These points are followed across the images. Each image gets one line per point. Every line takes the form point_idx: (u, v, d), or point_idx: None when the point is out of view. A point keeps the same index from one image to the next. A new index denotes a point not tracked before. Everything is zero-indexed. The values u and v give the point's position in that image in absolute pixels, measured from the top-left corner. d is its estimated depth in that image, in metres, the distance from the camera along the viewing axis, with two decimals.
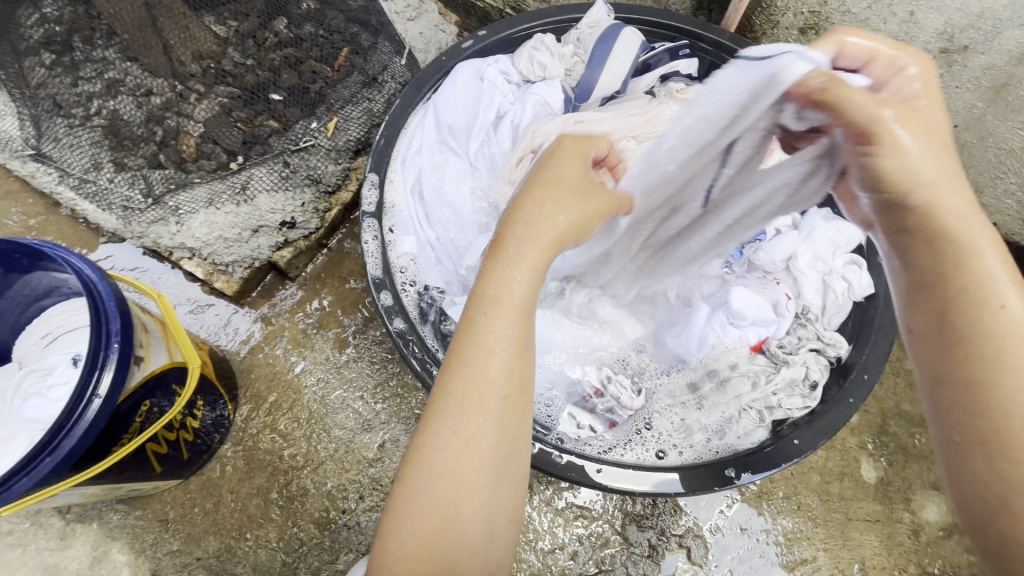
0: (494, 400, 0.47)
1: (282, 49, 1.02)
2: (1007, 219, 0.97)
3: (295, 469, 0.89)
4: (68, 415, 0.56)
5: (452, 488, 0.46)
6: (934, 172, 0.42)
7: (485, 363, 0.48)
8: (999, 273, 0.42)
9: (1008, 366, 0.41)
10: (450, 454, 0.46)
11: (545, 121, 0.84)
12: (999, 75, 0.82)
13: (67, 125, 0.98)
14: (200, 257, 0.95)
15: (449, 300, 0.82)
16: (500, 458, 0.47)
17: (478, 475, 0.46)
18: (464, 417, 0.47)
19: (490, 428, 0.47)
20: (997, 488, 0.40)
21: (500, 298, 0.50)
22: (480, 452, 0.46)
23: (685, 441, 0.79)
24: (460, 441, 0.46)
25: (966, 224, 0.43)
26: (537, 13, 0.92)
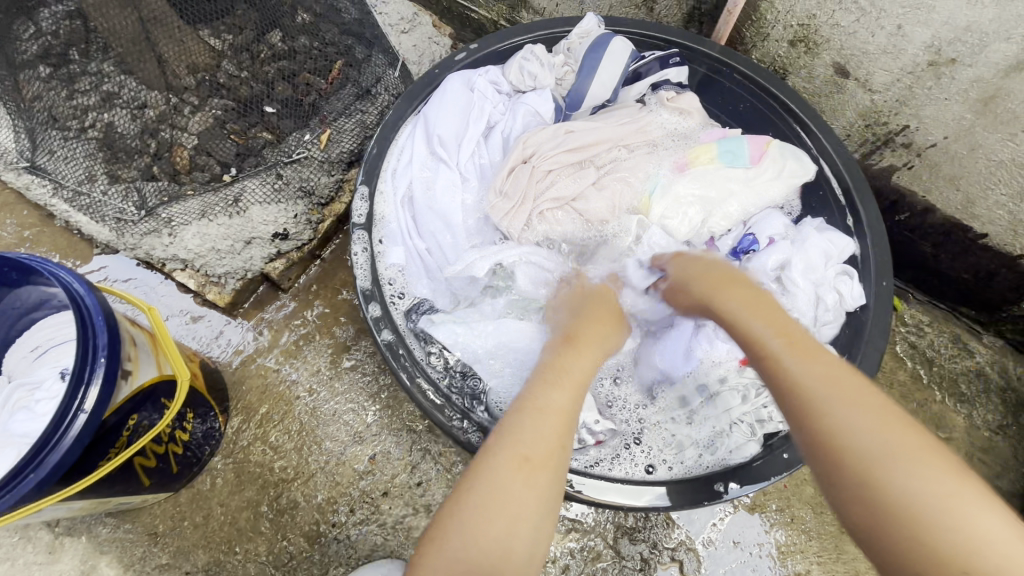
0: (558, 446, 0.54)
1: (277, 61, 1.03)
2: (998, 230, 0.96)
3: (285, 481, 0.89)
4: (52, 431, 0.56)
5: (513, 507, 0.50)
6: (691, 288, 0.71)
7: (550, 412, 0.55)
8: (761, 333, 0.59)
9: (786, 387, 0.54)
10: (525, 475, 0.52)
11: (536, 131, 0.85)
12: (987, 87, 0.82)
13: (62, 137, 0.98)
14: (192, 268, 0.95)
15: (427, 317, 0.82)
16: (551, 496, 0.53)
17: (537, 501, 0.52)
18: (537, 449, 0.53)
19: (555, 469, 0.53)
20: (825, 486, 0.50)
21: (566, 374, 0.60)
22: (543, 489, 0.52)
23: (674, 457, 0.79)
24: (522, 473, 0.52)
25: (724, 313, 0.64)
26: (527, 27, 0.92)
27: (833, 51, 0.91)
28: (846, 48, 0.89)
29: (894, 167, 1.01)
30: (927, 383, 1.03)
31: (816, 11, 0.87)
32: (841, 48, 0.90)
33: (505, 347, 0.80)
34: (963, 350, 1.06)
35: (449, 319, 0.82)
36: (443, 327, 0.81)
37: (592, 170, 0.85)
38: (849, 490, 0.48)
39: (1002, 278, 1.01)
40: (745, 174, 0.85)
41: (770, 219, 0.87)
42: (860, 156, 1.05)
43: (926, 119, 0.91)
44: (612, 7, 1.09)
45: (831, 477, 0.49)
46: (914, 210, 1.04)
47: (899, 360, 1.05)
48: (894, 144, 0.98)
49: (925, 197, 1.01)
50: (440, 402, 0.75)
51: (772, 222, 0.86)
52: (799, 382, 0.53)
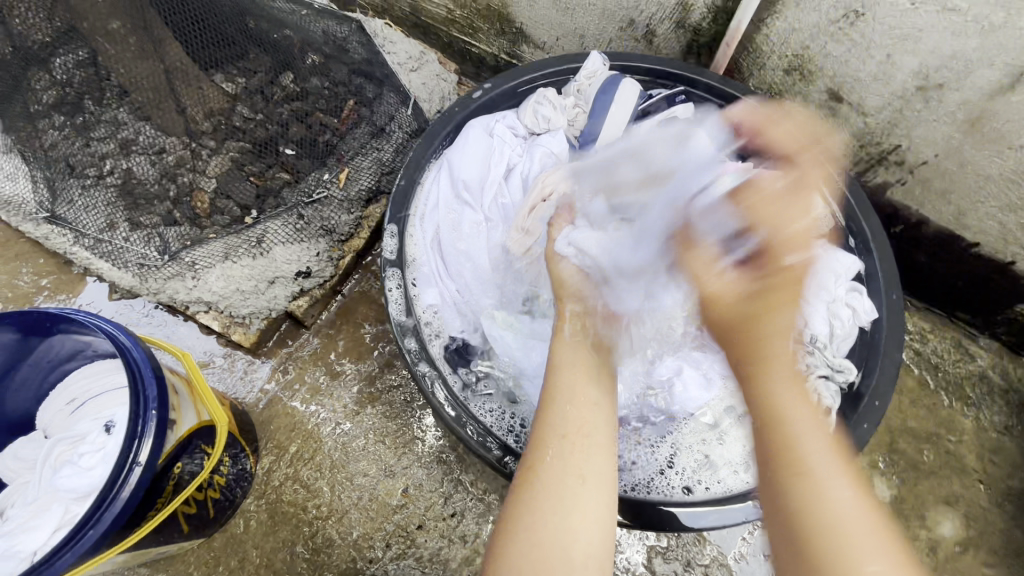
0: (558, 434, 0.58)
1: (290, 102, 1.06)
2: (988, 239, 1.02)
3: (319, 520, 0.89)
4: (109, 486, 0.57)
5: (528, 512, 0.54)
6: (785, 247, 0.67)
7: (549, 414, 0.60)
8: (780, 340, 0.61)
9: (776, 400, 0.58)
10: (535, 474, 0.56)
11: (552, 170, 0.89)
12: (973, 109, 0.88)
13: (80, 186, 0.99)
14: (217, 310, 0.96)
15: (486, 317, 0.86)
16: (571, 492, 0.55)
17: (547, 502, 0.54)
18: (533, 451, 0.58)
19: (581, 466, 0.56)
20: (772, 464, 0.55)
21: (562, 363, 0.66)
22: (559, 476, 0.55)
23: (711, 476, 0.80)
24: (544, 477, 0.56)
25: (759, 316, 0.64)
26: (538, 66, 0.96)
27: (826, 78, 0.98)
28: (839, 76, 0.96)
29: (888, 184, 1.07)
30: (935, 389, 1.07)
31: (810, 42, 0.94)
32: (833, 76, 0.96)
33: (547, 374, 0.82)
34: (965, 354, 1.11)
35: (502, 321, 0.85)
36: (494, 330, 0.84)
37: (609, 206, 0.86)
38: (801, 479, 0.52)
39: (995, 284, 1.06)
40: None
41: None
42: (856, 173, 1.10)
43: (916, 139, 0.97)
44: (611, 41, 1.15)
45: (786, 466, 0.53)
46: (909, 223, 1.10)
47: (907, 367, 1.08)
48: (887, 162, 1.03)
49: (919, 210, 1.07)
50: (482, 428, 0.77)
51: None
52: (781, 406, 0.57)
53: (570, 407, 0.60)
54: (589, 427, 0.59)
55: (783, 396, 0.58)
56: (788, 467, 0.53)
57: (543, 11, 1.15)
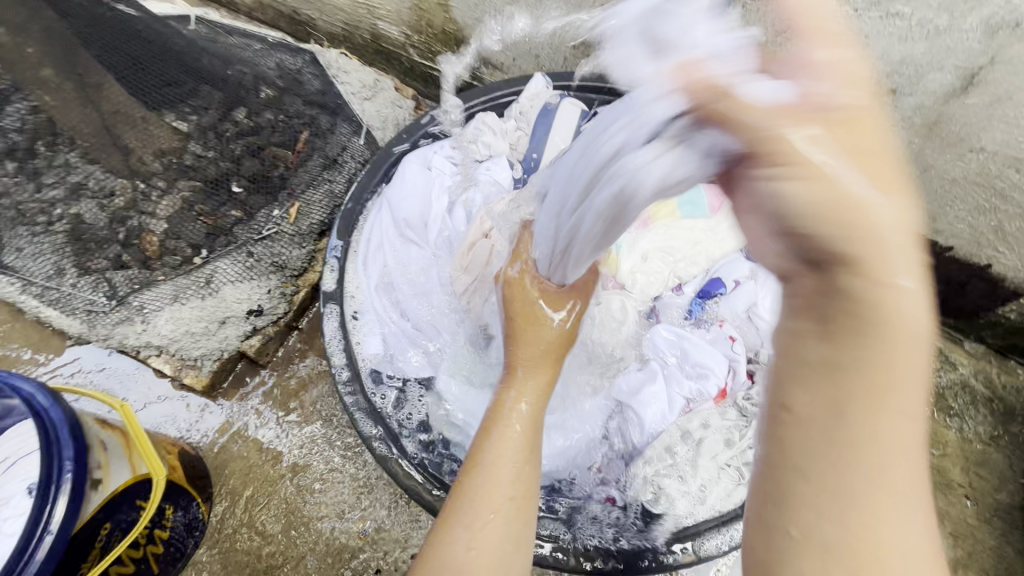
0: (514, 495, 0.53)
1: (244, 137, 1.04)
2: (962, 243, 0.99)
3: (274, 567, 0.86)
4: (17, 556, 0.53)
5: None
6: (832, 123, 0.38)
7: (491, 478, 0.53)
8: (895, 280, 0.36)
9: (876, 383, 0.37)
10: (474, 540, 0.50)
11: (497, 203, 0.86)
12: (930, 113, 0.86)
13: (29, 233, 0.97)
14: (168, 353, 0.95)
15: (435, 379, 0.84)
16: (505, 555, 0.50)
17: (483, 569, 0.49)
18: (474, 516, 0.51)
19: (511, 525, 0.51)
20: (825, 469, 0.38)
21: (516, 423, 0.58)
22: (496, 538, 0.50)
23: (682, 511, 0.74)
24: (476, 540, 0.50)
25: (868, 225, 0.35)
26: (480, 91, 0.95)
27: None
28: None
29: None
30: None
31: None
32: None
33: None
34: (946, 362, 1.07)
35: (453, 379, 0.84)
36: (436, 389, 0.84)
37: None
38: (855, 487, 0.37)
39: (973, 287, 1.03)
40: (708, 222, 0.89)
41: (734, 262, 0.89)
42: None
43: None
44: (566, 59, 1.13)
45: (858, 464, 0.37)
46: None
47: None
48: None
49: None
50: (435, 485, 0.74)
51: (737, 264, 0.88)
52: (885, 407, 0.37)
53: (507, 451, 0.56)
54: (530, 486, 0.55)
55: (913, 309, 0.36)
56: (802, 433, 0.39)
57: (497, 33, 1.14)
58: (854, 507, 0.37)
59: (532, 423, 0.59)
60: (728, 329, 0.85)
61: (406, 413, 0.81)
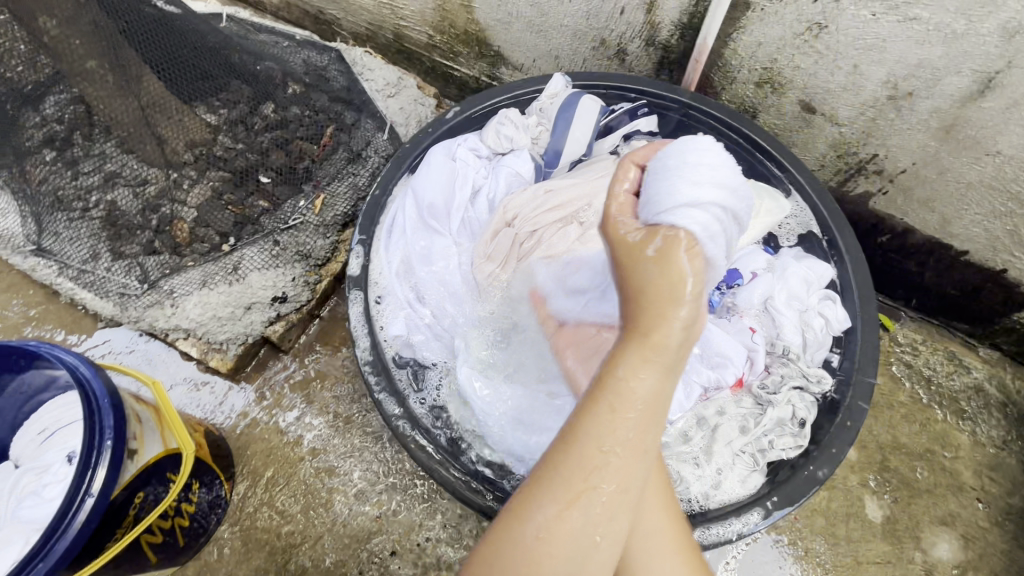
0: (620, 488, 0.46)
1: (271, 130, 1.07)
2: (978, 246, 1.00)
3: (293, 546, 0.89)
4: (61, 516, 0.58)
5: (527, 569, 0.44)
6: None
7: (591, 464, 0.45)
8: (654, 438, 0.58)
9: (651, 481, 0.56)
10: (549, 526, 0.45)
11: (517, 194, 0.91)
12: (946, 116, 0.87)
13: (67, 219, 1.02)
14: (195, 337, 0.98)
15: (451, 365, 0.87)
16: (590, 547, 0.45)
17: (552, 559, 0.45)
18: (554, 499, 0.45)
19: (603, 520, 0.46)
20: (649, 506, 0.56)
21: (641, 405, 0.47)
22: (575, 533, 0.45)
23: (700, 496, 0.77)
24: (552, 529, 0.45)
25: None
26: (503, 88, 0.99)
27: (797, 89, 0.96)
28: (810, 87, 0.94)
29: (869, 193, 1.05)
30: (928, 403, 1.03)
31: (777, 55, 0.92)
32: (804, 87, 0.95)
33: (509, 411, 0.81)
34: (960, 365, 1.07)
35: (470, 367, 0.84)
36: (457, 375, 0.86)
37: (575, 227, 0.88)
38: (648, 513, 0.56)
39: (988, 292, 1.04)
40: None
41: (752, 254, 0.91)
42: (837, 184, 1.08)
43: (893, 147, 0.95)
44: (586, 61, 1.16)
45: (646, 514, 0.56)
46: (894, 232, 1.08)
47: (897, 380, 1.05)
48: (867, 171, 1.01)
49: (903, 219, 1.04)
50: (455, 465, 0.77)
51: (753, 256, 0.91)
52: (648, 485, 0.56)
53: (620, 426, 0.46)
54: (631, 479, 0.46)
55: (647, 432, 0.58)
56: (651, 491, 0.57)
57: (518, 34, 1.16)
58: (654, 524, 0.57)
59: (650, 411, 0.47)
60: (748, 320, 0.87)
61: (430, 398, 0.84)
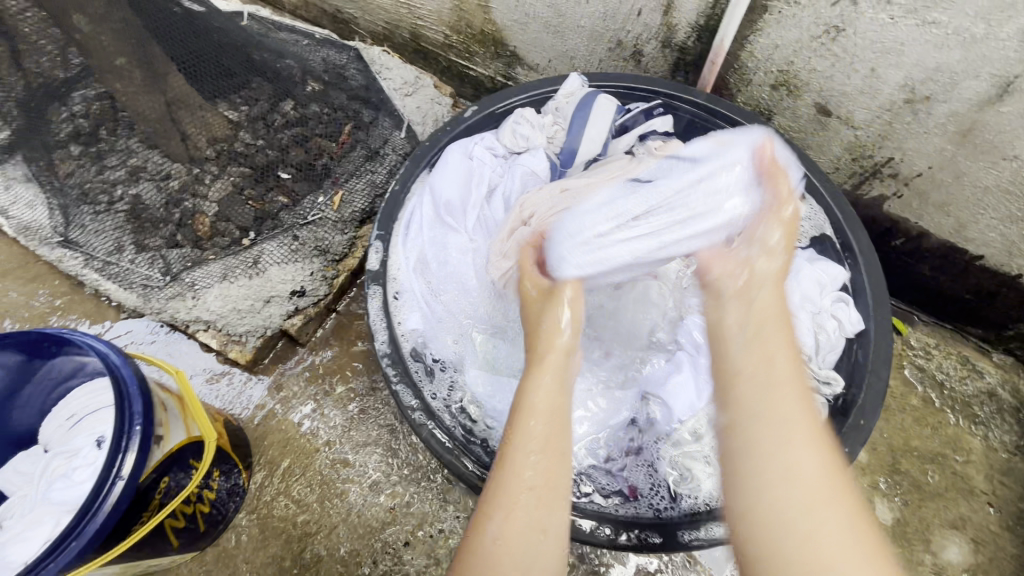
0: (547, 481, 0.58)
1: (291, 128, 1.09)
2: (993, 251, 1.00)
3: (308, 535, 0.91)
4: (93, 497, 0.60)
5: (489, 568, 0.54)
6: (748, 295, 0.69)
7: (518, 465, 0.59)
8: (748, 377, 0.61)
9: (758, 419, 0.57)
10: (501, 531, 0.55)
11: (533, 192, 0.92)
12: (963, 120, 0.87)
13: (92, 212, 1.05)
14: (215, 329, 1.00)
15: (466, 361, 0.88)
16: (533, 543, 0.55)
17: (510, 556, 0.54)
18: (498, 506, 0.57)
19: (544, 519, 0.57)
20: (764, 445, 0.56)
21: (541, 406, 0.63)
22: (522, 531, 0.55)
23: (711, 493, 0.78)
24: (503, 534, 0.55)
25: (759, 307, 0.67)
26: (521, 88, 1.00)
27: (814, 92, 0.96)
28: (827, 89, 0.95)
29: (884, 196, 1.05)
30: (940, 407, 1.03)
31: (793, 58, 0.93)
32: (820, 89, 0.95)
33: None
34: (973, 370, 1.07)
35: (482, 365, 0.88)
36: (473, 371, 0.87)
37: None
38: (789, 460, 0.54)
39: (1003, 297, 1.04)
40: None
41: None
42: (851, 187, 1.08)
43: (909, 151, 0.95)
44: (601, 61, 1.17)
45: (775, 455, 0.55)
46: (908, 236, 1.08)
47: (910, 383, 1.05)
48: (882, 174, 1.01)
49: (918, 222, 1.04)
50: (469, 459, 0.77)
51: None
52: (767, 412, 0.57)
53: (529, 439, 0.60)
54: (556, 478, 0.59)
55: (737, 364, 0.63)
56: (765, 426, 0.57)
57: (535, 34, 1.18)
58: (792, 431, 0.55)
59: (555, 420, 0.63)
60: None
61: (444, 394, 0.85)
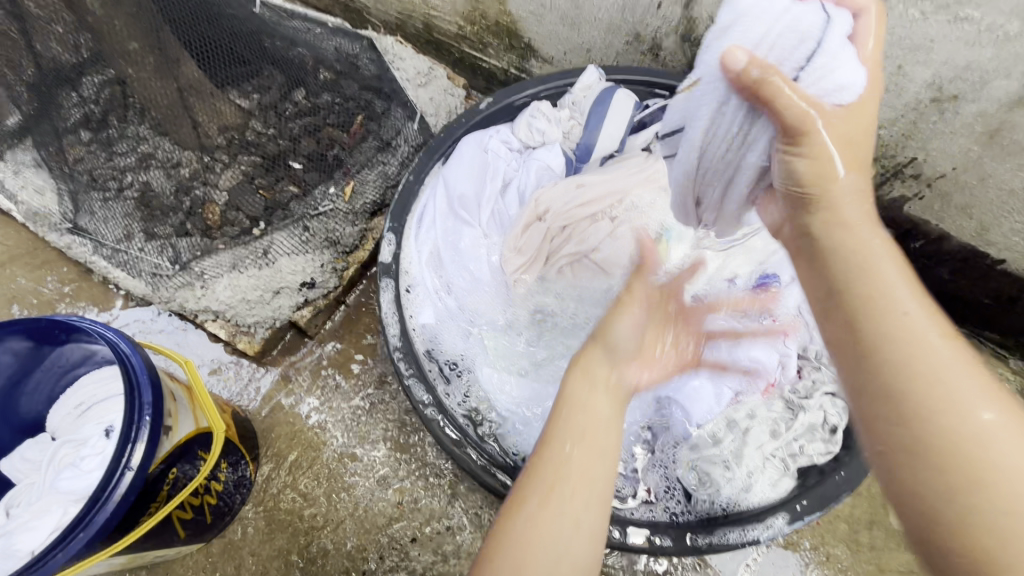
0: (582, 473, 0.54)
1: (302, 117, 1.05)
2: (1016, 255, 0.98)
3: (315, 529, 0.90)
4: (103, 487, 0.59)
5: (520, 553, 0.50)
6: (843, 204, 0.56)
7: (551, 455, 0.55)
8: (897, 281, 0.49)
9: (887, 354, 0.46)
10: (527, 522, 0.52)
11: (549, 187, 0.90)
12: (992, 121, 0.85)
13: (102, 199, 1.04)
14: (224, 319, 1.00)
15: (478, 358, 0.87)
16: (565, 536, 0.52)
17: (540, 541, 0.51)
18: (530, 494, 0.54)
19: (579, 510, 0.53)
20: (883, 397, 0.45)
21: (574, 398, 0.59)
22: (553, 521, 0.52)
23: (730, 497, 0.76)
24: (535, 520, 0.52)
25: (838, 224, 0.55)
26: (541, 79, 0.97)
27: None
28: None
29: (904, 198, 1.03)
30: None
31: None
32: None
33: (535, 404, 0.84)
34: None
35: (495, 363, 0.87)
36: (485, 368, 0.86)
37: (607, 223, 0.87)
38: (905, 392, 0.44)
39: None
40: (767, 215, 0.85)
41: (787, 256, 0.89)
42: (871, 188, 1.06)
43: (933, 151, 0.93)
44: (617, 55, 1.15)
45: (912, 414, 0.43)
46: (928, 239, 1.06)
47: None
48: (904, 175, 0.99)
49: (938, 225, 1.02)
50: (486, 457, 0.77)
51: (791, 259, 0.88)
52: (911, 348, 0.45)
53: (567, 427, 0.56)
54: (594, 475, 0.55)
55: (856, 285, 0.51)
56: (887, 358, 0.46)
57: (551, 26, 1.15)
58: (938, 388, 0.43)
59: (603, 427, 0.57)
60: (780, 324, 0.86)
61: (459, 397, 0.85)
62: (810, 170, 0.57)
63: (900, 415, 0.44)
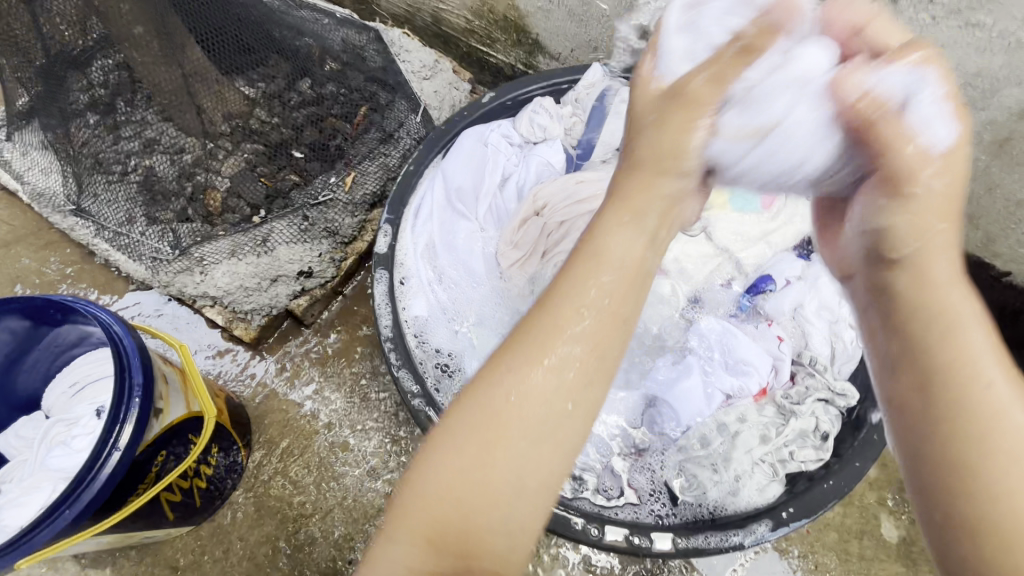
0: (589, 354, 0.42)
1: (306, 108, 1.05)
2: (1022, 267, 0.96)
3: (303, 517, 0.91)
4: (87, 469, 0.59)
5: (492, 430, 0.40)
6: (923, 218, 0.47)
7: (555, 324, 0.42)
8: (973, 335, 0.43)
9: (963, 395, 0.42)
10: (511, 393, 0.41)
11: (548, 183, 0.89)
12: (1000, 130, 0.83)
13: (105, 181, 1.05)
14: (222, 305, 1.01)
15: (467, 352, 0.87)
16: (558, 415, 0.41)
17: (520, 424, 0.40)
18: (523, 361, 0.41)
19: (576, 383, 0.41)
20: (927, 425, 0.43)
21: (605, 253, 0.44)
22: (540, 398, 0.40)
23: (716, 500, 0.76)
24: (521, 390, 0.41)
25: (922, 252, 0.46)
26: (544, 75, 0.97)
27: None
28: None
29: None
30: None
31: None
32: None
33: None
34: None
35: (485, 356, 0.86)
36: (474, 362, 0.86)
37: None
38: (970, 409, 0.42)
39: None
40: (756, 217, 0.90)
41: (785, 260, 0.89)
42: None
43: None
44: (624, 53, 1.14)
45: (961, 452, 0.41)
46: None
47: None
48: None
49: None
50: None
51: (789, 263, 0.88)
52: (971, 381, 0.42)
53: (577, 289, 0.43)
54: (606, 347, 0.42)
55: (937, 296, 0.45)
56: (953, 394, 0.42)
57: (558, 22, 1.15)
58: (1006, 454, 0.40)
59: (627, 276, 0.43)
60: (777, 328, 0.85)
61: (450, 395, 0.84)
62: (911, 233, 0.46)
63: (949, 432, 0.42)
